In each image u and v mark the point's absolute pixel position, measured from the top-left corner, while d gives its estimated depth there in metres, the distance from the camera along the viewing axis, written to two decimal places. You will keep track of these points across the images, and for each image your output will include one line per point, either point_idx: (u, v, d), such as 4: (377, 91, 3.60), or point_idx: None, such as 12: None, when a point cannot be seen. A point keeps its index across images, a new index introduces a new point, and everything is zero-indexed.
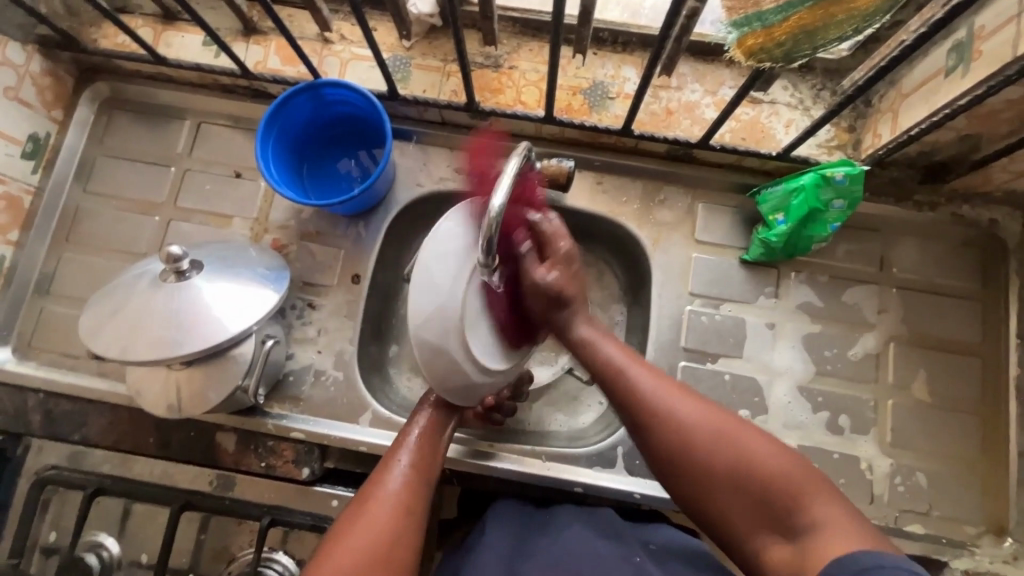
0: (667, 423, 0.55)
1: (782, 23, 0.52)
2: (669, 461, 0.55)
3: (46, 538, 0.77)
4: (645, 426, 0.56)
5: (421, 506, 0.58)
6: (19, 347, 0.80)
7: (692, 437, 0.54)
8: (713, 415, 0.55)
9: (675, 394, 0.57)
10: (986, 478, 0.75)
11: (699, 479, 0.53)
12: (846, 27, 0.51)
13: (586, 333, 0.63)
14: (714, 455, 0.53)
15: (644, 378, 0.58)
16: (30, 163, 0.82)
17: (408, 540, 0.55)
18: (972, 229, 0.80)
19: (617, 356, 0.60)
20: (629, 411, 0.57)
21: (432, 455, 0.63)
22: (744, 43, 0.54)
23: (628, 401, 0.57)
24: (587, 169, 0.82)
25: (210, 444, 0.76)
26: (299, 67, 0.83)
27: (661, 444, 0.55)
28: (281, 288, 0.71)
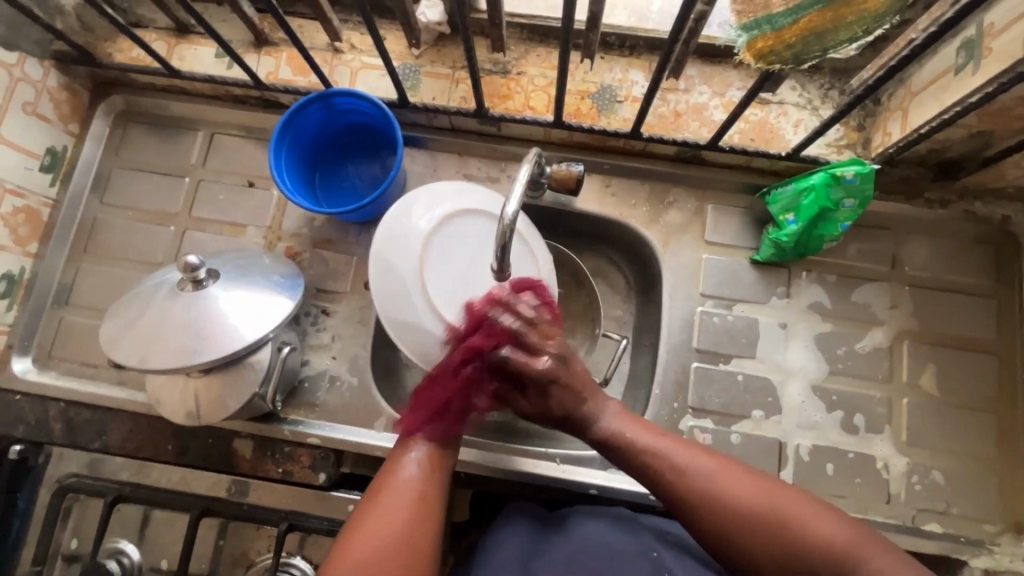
0: (712, 502, 0.55)
1: (793, 26, 0.52)
2: (723, 534, 0.55)
3: (68, 545, 0.78)
4: (689, 505, 0.56)
5: (438, 493, 0.58)
6: (39, 357, 0.82)
7: (739, 513, 0.54)
8: (753, 484, 0.56)
9: (712, 469, 0.58)
10: (1005, 476, 0.74)
11: (754, 554, 0.53)
12: (857, 28, 0.52)
13: (607, 419, 0.63)
14: (763, 526, 0.54)
15: (680, 453, 0.59)
16: (48, 176, 0.83)
17: (429, 528, 0.55)
18: (984, 225, 0.80)
19: (640, 437, 0.61)
20: (670, 492, 0.58)
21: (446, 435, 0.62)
22: (754, 46, 0.54)
23: (668, 481, 0.58)
24: (596, 172, 0.82)
25: (227, 451, 0.77)
26: (310, 77, 0.84)
27: (709, 521, 0.55)
28: (296, 296, 0.72)
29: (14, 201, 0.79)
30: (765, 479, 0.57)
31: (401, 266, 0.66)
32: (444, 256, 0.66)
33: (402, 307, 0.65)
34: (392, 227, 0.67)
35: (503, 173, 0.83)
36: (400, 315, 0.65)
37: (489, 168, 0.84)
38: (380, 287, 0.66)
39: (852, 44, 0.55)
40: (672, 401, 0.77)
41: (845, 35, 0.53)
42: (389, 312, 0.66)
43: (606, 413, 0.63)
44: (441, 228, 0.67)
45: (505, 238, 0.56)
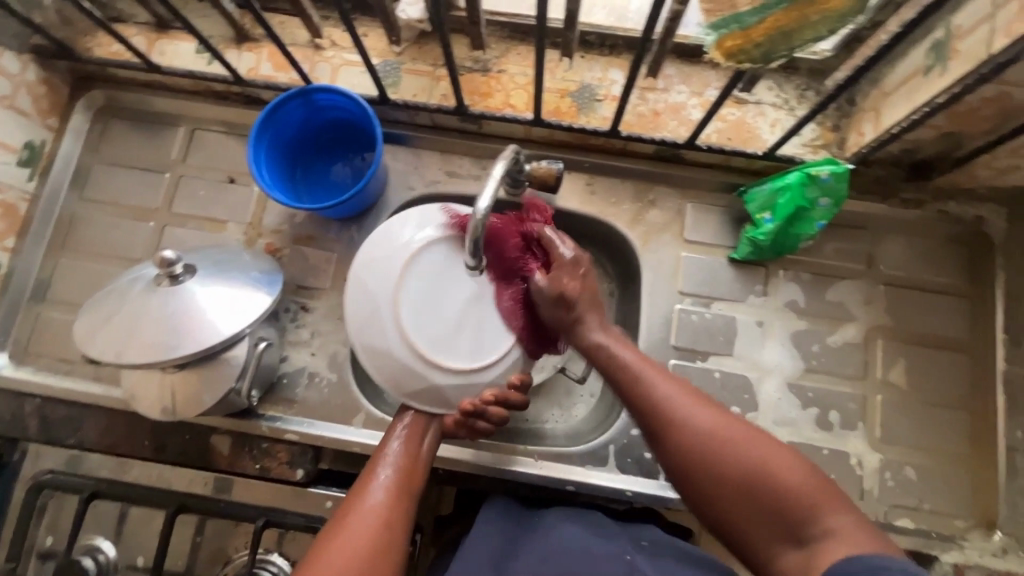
0: (684, 428, 0.57)
1: (760, 25, 0.52)
2: (687, 462, 0.56)
3: (43, 542, 0.77)
4: (661, 426, 0.58)
5: (403, 521, 0.57)
6: (15, 353, 0.81)
7: (709, 441, 0.55)
8: (730, 423, 0.56)
9: (692, 402, 0.58)
10: (976, 472, 0.75)
11: (714, 484, 0.54)
12: (822, 27, 0.53)
13: (599, 338, 0.64)
14: (730, 459, 0.54)
15: (664, 382, 0.60)
16: (26, 170, 0.83)
17: (390, 560, 0.54)
18: (957, 225, 0.81)
19: (631, 359, 0.62)
20: (646, 413, 0.59)
21: (417, 462, 0.62)
22: (723, 45, 0.55)
23: (645, 401, 0.59)
24: (575, 170, 0.83)
25: (204, 447, 0.77)
26: (291, 73, 0.84)
27: (678, 445, 0.56)
28: (273, 292, 0.72)
29: None
30: (744, 423, 0.56)
31: (376, 291, 0.61)
32: (420, 276, 0.61)
33: (372, 328, 0.61)
34: (373, 245, 0.64)
35: (484, 171, 0.84)
36: (372, 342, 0.61)
37: (469, 166, 0.84)
38: (353, 305, 0.62)
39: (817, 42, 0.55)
40: None
41: (811, 34, 0.54)
42: (360, 331, 0.61)
43: (596, 329, 0.65)
44: (420, 246, 0.62)
45: (479, 234, 0.59)
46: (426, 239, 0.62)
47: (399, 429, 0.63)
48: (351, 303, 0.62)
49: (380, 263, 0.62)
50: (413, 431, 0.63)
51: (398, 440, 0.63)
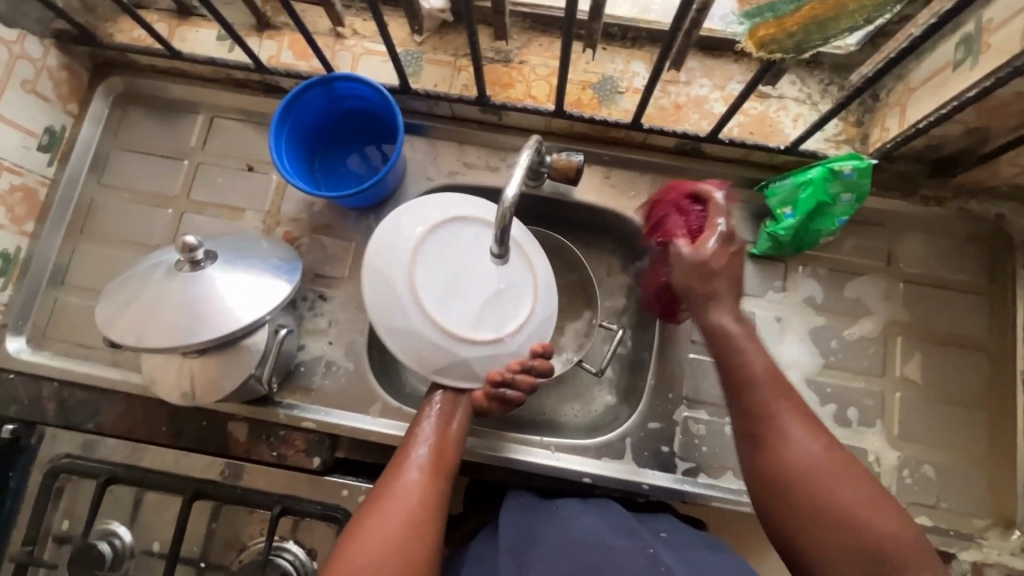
0: (799, 449, 0.55)
1: (794, 14, 0.52)
2: (785, 477, 0.54)
3: (58, 526, 0.77)
4: (768, 436, 0.56)
5: (438, 502, 0.58)
6: (33, 337, 0.81)
7: (822, 471, 0.53)
8: (846, 464, 0.54)
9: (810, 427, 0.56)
10: (994, 471, 0.75)
11: (816, 512, 0.52)
12: (857, 16, 0.53)
13: (723, 324, 0.62)
14: (838, 493, 0.52)
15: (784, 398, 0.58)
16: (46, 155, 0.83)
17: (427, 539, 0.54)
18: (978, 223, 0.80)
19: (755, 355, 0.60)
20: (759, 421, 0.57)
21: (447, 442, 0.63)
22: (756, 34, 0.55)
23: (761, 411, 0.57)
24: (595, 163, 0.83)
25: (221, 434, 0.77)
26: (312, 62, 0.84)
27: (778, 457, 0.55)
28: (293, 280, 0.72)
29: (11, 179, 0.78)
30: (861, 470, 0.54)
31: (390, 274, 0.64)
32: (437, 258, 0.64)
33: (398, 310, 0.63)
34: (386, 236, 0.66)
35: (503, 162, 0.84)
36: (393, 323, 0.63)
37: (488, 157, 0.84)
38: (373, 291, 0.64)
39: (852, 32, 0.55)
40: (667, 391, 0.78)
41: (846, 24, 0.54)
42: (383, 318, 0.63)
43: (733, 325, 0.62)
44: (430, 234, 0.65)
45: (505, 221, 0.59)
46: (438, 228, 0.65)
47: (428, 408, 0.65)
48: (372, 291, 0.64)
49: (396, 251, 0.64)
50: (441, 411, 0.64)
51: (429, 420, 0.64)
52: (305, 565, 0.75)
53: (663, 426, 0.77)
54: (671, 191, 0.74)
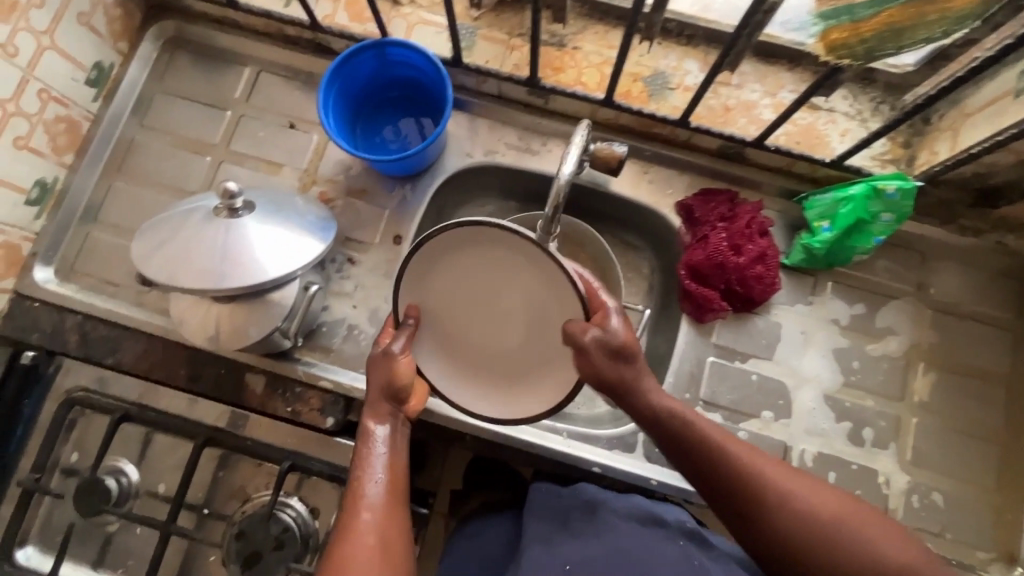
0: (782, 502, 0.58)
1: (871, 19, 0.54)
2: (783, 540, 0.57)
3: (67, 458, 0.77)
4: (751, 509, 0.58)
5: (398, 537, 0.58)
6: (61, 269, 0.82)
7: (811, 520, 0.57)
8: (823, 493, 0.58)
9: (777, 472, 0.59)
10: (1004, 507, 0.75)
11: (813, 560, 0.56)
12: (936, 28, 0.54)
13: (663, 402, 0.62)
14: (828, 530, 0.56)
15: (746, 456, 0.60)
16: (93, 91, 0.83)
17: (399, 570, 0.56)
18: (1012, 259, 0.80)
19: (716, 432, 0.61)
20: (732, 493, 0.59)
21: (399, 471, 0.62)
22: (828, 37, 0.57)
23: (738, 482, 0.59)
24: (636, 158, 0.82)
25: (239, 383, 0.77)
26: (366, 25, 0.85)
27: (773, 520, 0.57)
28: (328, 239, 0.71)
29: (57, 109, 0.78)
30: (829, 488, 0.59)
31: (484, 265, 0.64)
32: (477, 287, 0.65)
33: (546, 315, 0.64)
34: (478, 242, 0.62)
35: (544, 146, 0.83)
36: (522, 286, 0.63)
37: (530, 139, 0.84)
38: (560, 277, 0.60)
39: (927, 43, 0.57)
40: (685, 391, 0.77)
41: (922, 34, 0.55)
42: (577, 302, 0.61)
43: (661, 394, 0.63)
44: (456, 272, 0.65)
45: (562, 200, 0.61)
46: (446, 280, 0.65)
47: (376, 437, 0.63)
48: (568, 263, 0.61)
49: (496, 263, 0.63)
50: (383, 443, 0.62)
51: (379, 456, 0.62)
52: (307, 523, 0.74)
53: None
54: (716, 199, 0.80)
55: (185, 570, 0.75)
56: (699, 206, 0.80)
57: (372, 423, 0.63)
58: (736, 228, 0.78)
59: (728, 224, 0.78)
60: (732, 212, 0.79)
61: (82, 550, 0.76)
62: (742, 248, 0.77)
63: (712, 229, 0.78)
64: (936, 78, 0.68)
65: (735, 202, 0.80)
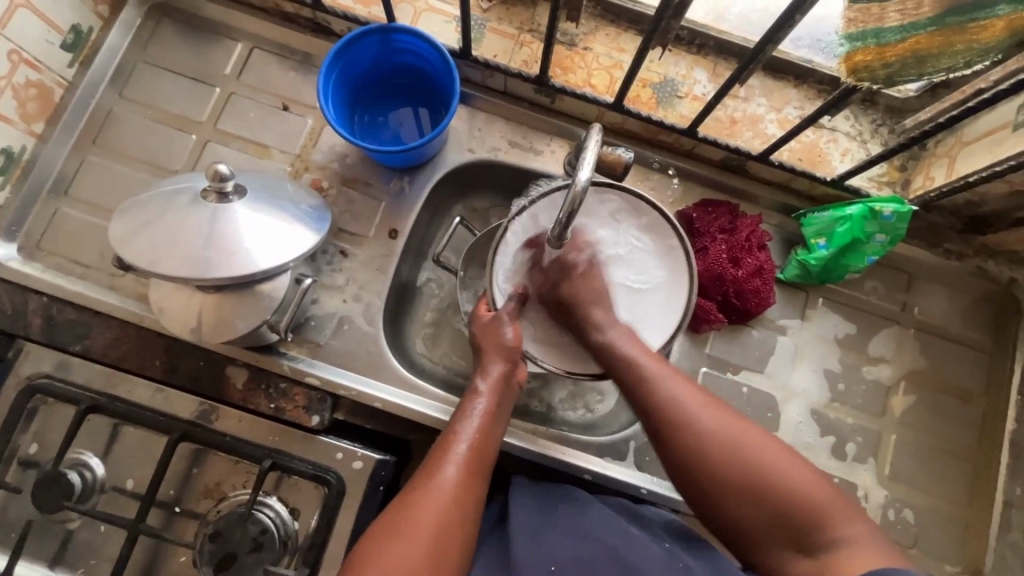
0: (695, 428, 0.58)
1: (898, 44, 0.56)
2: (690, 462, 0.58)
3: (26, 449, 0.72)
4: (667, 430, 0.59)
5: (470, 505, 0.57)
6: (26, 246, 0.76)
7: (714, 450, 0.57)
8: (741, 426, 0.58)
9: (708, 407, 0.59)
10: (971, 523, 0.78)
11: (721, 481, 0.56)
12: (959, 58, 0.56)
13: (613, 334, 0.65)
14: (738, 463, 0.56)
15: (670, 379, 0.61)
16: (68, 55, 0.77)
17: (464, 534, 0.55)
18: (991, 284, 0.83)
19: (634, 352, 0.64)
20: (652, 418, 0.60)
21: (489, 439, 0.62)
22: (852, 58, 0.59)
23: (656, 404, 0.60)
24: (639, 164, 0.82)
25: (220, 376, 0.74)
26: (371, 9, 0.83)
27: (686, 448, 0.58)
28: (322, 230, 0.68)
29: (28, 73, 0.72)
30: (752, 426, 0.59)
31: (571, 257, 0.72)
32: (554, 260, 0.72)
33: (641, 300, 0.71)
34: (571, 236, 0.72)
35: (548, 146, 0.82)
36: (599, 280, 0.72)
37: (534, 139, 0.82)
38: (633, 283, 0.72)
39: (948, 73, 0.59)
40: None
41: (945, 63, 0.57)
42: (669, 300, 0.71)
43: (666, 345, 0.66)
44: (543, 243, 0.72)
45: (575, 208, 0.61)
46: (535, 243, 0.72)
47: (476, 395, 0.64)
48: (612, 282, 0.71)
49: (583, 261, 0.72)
50: (489, 409, 0.63)
51: (477, 414, 0.62)
52: (286, 525, 0.71)
53: None
54: (717, 210, 0.80)
55: (151, 570, 0.71)
56: (700, 216, 0.79)
57: (479, 378, 0.65)
58: (738, 246, 0.78)
59: (728, 237, 0.78)
60: (733, 229, 0.79)
61: (39, 547, 0.71)
62: (745, 266, 0.77)
63: (712, 240, 0.78)
64: (955, 96, 0.68)
65: (735, 215, 0.80)
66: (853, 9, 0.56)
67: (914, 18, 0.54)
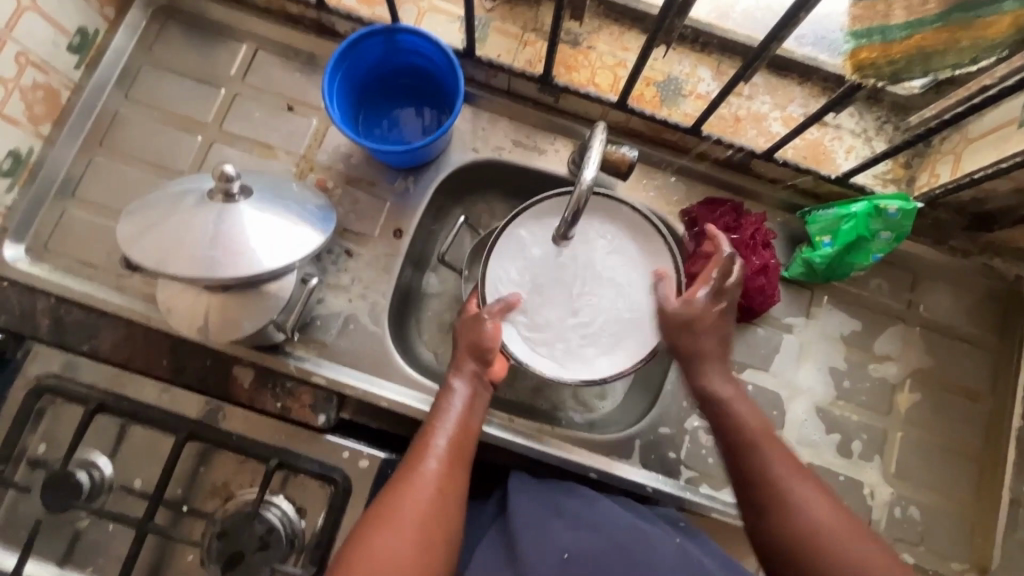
0: (799, 512, 0.55)
1: (903, 41, 0.56)
2: (787, 544, 0.55)
3: (34, 449, 0.73)
4: (766, 507, 0.57)
5: (454, 495, 0.58)
6: (33, 247, 0.77)
7: (812, 539, 0.54)
8: (849, 525, 0.54)
9: (818, 496, 0.56)
10: (978, 521, 0.77)
11: (816, 574, 0.53)
12: (965, 55, 0.56)
13: (720, 389, 0.64)
14: (837, 560, 0.53)
15: (777, 456, 0.59)
16: (74, 58, 0.77)
17: (449, 524, 0.56)
18: (997, 282, 0.83)
19: (745, 416, 0.62)
20: (749, 486, 0.58)
21: (468, 434, 0.62)
22: (858, 55, 0.60)
23: (756, 474, 0.58)
24: (643, 162, 0.82)
25: (226, 376, 0.74)
26: (375, 10, 0.84)
27: (784, 528, 0.55)
28: (328, 230, 0.68)
29: (35, 75, 0.72)
30: (863, 527, 0.55)
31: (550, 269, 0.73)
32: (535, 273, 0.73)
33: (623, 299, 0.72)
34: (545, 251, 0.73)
35: (552, 146, 0.82)
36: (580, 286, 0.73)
37: (539, 138, 0.82)
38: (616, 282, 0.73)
39: (955, 70, 0.59)
40: (682, 399, 0.78)
41: (951, 61, 0.57)
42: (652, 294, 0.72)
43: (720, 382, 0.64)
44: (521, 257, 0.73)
45: (581, 207, 0.61)
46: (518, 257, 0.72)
47: (453, 387, 0.65)
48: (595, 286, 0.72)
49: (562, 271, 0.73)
50: (468, 400, 0.64)
51: (454, 410, 0.63)
52: (293, 524, 0.71)
53: (673, 432, 0.77)
54: (721, 208, 0.79)
55: (160, 569, 0.71)
56: (704, 214, 0.79)
57: (457, 370, 0.66)
58: (744, 244, 0.77)
59: (734, 234, 0.77)
60: (739, 226, 0.78)
61: (48, 546, 0.71)
62: (753, 263, 0.77)
63: None
64: (959, 93, 0.68)
65: (740, 213, 0.80)
66: (859, 6, 0.58)
67: (920, 15, 0.54)
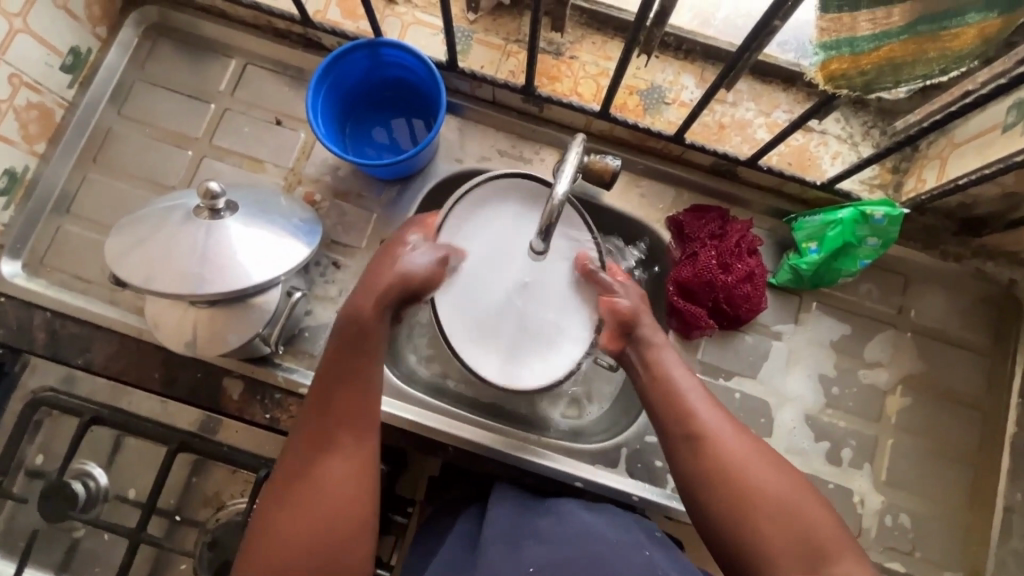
0: (714, 442, 0.57)
1: (873, 52, 0.56)
2: (704, 470, 0.56)
3: (32, 460, 0.75)
4: (688, 437, 0.58)
5: (369, 417, 0.59)
6: (30, 262, 0.79)
7: (723, 466, 0.56)
8: (759, 454, 0.57)
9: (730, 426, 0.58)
10: (972, 529, 0.76)
11: (724, 496, 0.55)
12: (935, 65, 0.56)
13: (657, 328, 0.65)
14: (745, 484, 0.55)
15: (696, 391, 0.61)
16: (68, 77, 0.79)
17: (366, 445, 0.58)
18: (990, 286, 0.82)
19: (673, 354, 0.64)
20: (671, 414, 0.60)
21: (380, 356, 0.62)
22: (828, 67, 0.59)
23: (676, 404, 0.60)
24: (628, 170, 0.82)
25: (216, 387, 0.75)
26: (359, 23, 0.85)
27: (700, 457, 0.57)
28: (313, 243, 0.69)
29: (29, 95, 0.74)
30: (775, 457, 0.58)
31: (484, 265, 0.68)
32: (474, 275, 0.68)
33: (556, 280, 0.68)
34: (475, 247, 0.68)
35: (536, 155, 0.82)
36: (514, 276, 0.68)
37: (524, 148, 0.82)
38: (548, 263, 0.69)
39: (926, 79, 0.59)
40: None
41: (921, 70, 0.57)
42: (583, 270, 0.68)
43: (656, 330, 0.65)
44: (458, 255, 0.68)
45: (554, 219, 0.61)
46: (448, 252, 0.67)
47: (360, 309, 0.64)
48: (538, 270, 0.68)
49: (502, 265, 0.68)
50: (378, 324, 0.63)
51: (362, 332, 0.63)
52: None
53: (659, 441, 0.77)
54: (708, 217, 0.79)
55: None
56: (690, 222, 0.79)
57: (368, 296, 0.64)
58: (729, 253, 0.77)
59: (718, 242, 0.77)
60: (725, 234, 0.78)
61: (46, 555, 0.73)
62: (738, 272, 0.76)
63: (702, 246, 0.77)
64: (943, 99, 0.67)
65: (725, 220, 0.79)
66: (825, 19, 0.55)
67: (886, 26, 0.53)
